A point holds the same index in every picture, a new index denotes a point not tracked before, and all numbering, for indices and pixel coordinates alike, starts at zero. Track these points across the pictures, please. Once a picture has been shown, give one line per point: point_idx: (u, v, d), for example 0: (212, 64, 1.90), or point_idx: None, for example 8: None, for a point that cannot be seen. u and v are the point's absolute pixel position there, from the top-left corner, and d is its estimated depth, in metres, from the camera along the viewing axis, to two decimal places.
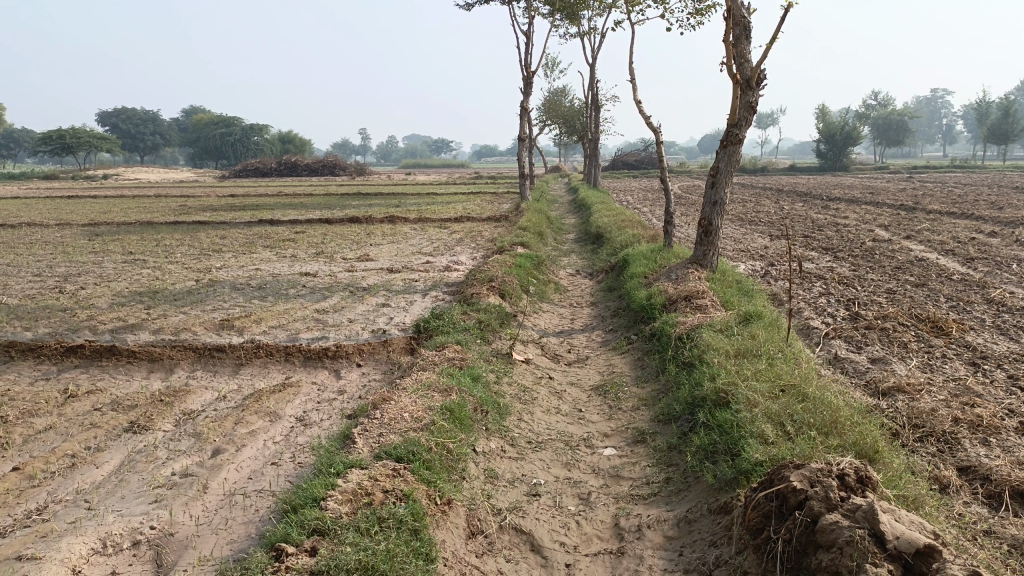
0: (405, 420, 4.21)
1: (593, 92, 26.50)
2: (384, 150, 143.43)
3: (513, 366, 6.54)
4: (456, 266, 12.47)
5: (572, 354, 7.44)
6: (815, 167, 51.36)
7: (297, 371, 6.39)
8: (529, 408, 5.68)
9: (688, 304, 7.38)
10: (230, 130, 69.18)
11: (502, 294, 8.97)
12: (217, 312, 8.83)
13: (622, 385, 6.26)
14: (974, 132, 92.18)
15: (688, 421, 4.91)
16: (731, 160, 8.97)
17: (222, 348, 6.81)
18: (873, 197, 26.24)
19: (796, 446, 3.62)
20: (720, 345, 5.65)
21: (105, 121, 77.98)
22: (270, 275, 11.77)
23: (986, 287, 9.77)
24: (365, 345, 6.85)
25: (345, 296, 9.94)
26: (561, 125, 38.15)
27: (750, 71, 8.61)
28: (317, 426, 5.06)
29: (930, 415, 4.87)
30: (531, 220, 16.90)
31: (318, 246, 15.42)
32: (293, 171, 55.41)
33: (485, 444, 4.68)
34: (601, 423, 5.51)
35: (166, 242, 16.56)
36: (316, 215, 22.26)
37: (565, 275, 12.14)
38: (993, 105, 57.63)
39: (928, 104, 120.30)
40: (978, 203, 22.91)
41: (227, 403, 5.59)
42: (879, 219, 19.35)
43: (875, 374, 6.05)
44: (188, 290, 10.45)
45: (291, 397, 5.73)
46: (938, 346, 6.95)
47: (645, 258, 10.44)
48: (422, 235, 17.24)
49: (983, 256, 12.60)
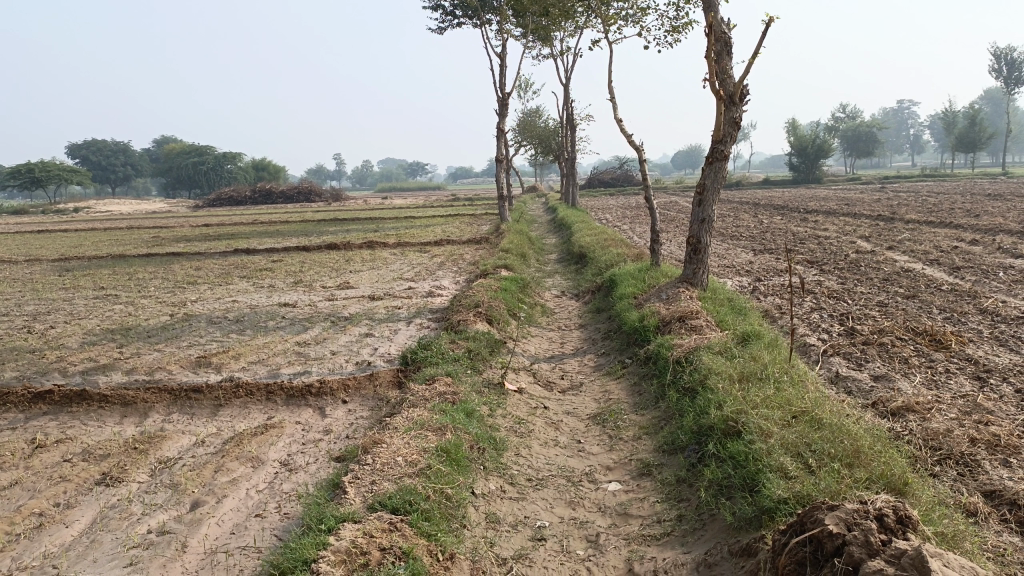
0: (399, 465, 3.92)
1: (569, 111, 26.49)
2: (359, 175, 143.10)
3: (506, 397, 6.28)
4: (439, 291, 12.21)
5: (565, 380, 7.19)
6: (789, 180, 51.82)
7: (280, 410, 6.08)
8: (525, 442, 5.42)
9: (682, 325, 7.17)
10: (203, 159, 68.60)
11: (490, 320, 8.71)
12: (193, 349, 8.49)
13: (621, 413, 6.01)
14: (941, 142, 93.71)
15: (696, 451, 4.67)
16: (718, 176, 8.81)
17: (199, 388, 6.47)
18: (850, 208, 26.39)
19: (821, 482, 3.39)
20: (723, 369, 5.44)
21: (75, 153, 77.05)
22: (248, 307, 11.43)
23: (976, 297, 9.67)
24: (351, 380, 6.56)
25: (327, 327, 9.63)
26: (536, 146, 38.15)
27: (734, 87, 8.49)
28: (303, 471, 4.76)
29: (945, 435, 4.67)
30: (513, 242, 16.71)
31: (296, 275, 15.10)
32: (268, 198, 54.94)
33: (484, 486, 4.40)
34: (603, 455, 5.26)
35: (139, 276, 16.14)
36: (293, 243, 21.89)
37: (551, 297, 11.93)
38: (960, 115, 58.62)
39: (896, 115, 122.35)
40: (954, 211, 23.09)
41: (206, 449, 5.26)
42: (859, 230, 19.39)
43: (881, 392, 5.86)
44: (162, 326, 10.08)
45: (274, 439, 5.42)
46: (939, 361, 6.79)
47: (633, 278, 10.25)
48: (402, 260, 16.96)
49: (968, 265, 12.57)
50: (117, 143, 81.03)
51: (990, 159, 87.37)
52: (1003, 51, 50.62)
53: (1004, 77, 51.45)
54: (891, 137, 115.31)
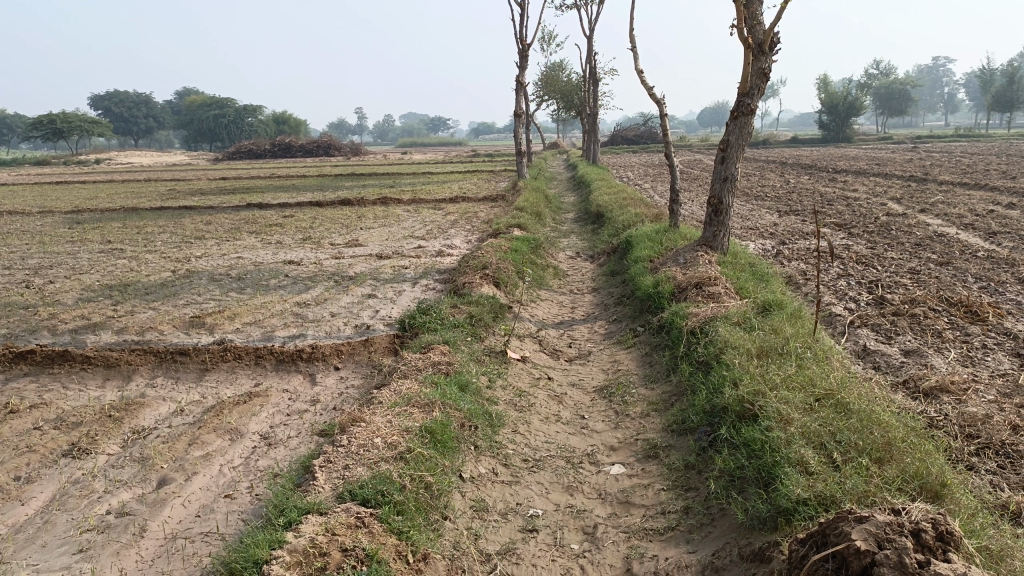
0: (376, 448, 3.56)
1: (591, 65, 25.62)
2: (381, 130, 141.80)
3: (508, 368, 5.90)
4: (449, 250, 11.81)
5: (573, 349, 6.79)
6: (817, 139, 50.43)
7: (268, 377, 5.75)
8: (525, 417, 5.05)
9: (699, 292, 6.71)
10: (223, 112, 68.16)
11: (497, 283, 8.30)
12: (188, 308, 8.18)
13: (629, 387, 5.62)
14: (975, 101, 90.81)
15: (707, 434, 4.27)
16: (743, 133, 8.24)
17: (186, 351, 6.15)
18: (880, 168, 25.45)
19: (847, 482, 2.99)
20: (741, 343, 5.00)
21: (97, 105, 76.82)
22: (252, 263, 11.10)
23: (1015, 265, 9.09)
24: (344, 345, 6.21)
25: (329, 286, 9.28)
26: (557, 101, 37.30)
27: (762, 35, 7.87)
28: (282, 446, 4.44)
29: (984, 422, 4.20)
30: (528, 199, 16.22)
31: (306, 231, 14.75)
32: (288, 152, 54.55)
33: (473, 468, 4.04)
34: (607, 434, 4.88)
35: (148, 229, 15.85)
36: (307, 198, 21.50)
37: (565, 258, 11.49)
38: (997, 73, 56.40)
39: (931, 73, 118.49)
40: (990, 172, 22.17)
41: (184, 419, 4.96)
42: (889, 191, 18.62)
43: (912, 370, 5.40)
44: (162, 283, 9.78)
45: (257, 409, 5.09)
46: (975, 335, 6.29)
47: (650, 240, 9.75)
48: (415, 217, 16.54)
49: (1005, 230, 11.90)
50: (138, 95, 80.73)
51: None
52: None
53: None
54: (924, 96, 112.14)
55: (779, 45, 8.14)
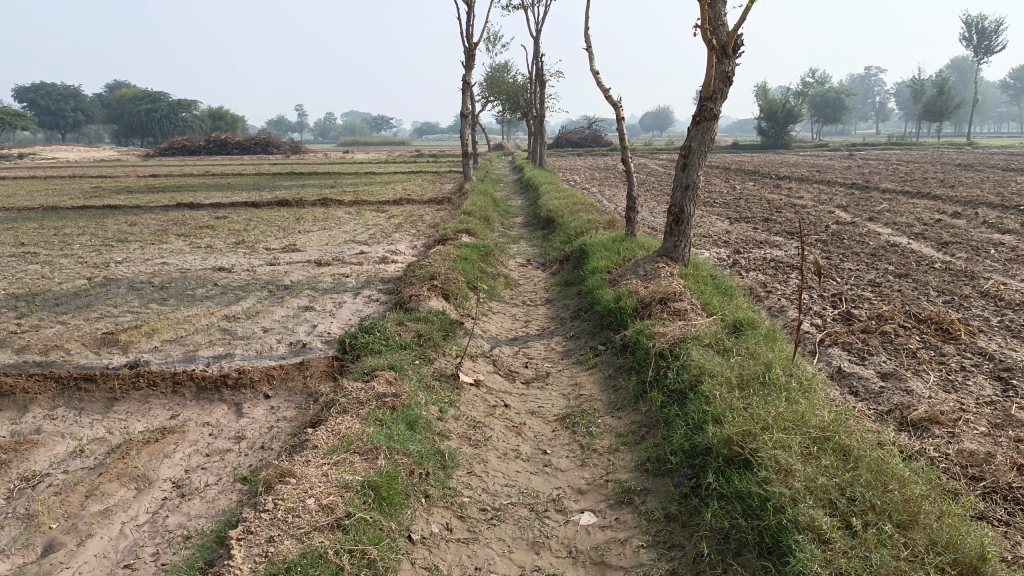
0: (308, 513, 2.96)
1: (538, 66, 25.22)
2: (321, 127, 139.27)
3: (460, 395, 5.34)
4: (393, 257, 11.18)
5: (530, 370, 6.27)
6: (757, 145, 51.14)
7: (188, 408, 5.06)
8: (481, 455, 4.48)
9: (664, 308, 6.26)
10: (155, 106, 65.58)
11: (446, 295, 7.73)
12: (103, 322, 7.38)
13: (594, 415, 5.11)
14: (906, 110, 93.85)
15: (689, 478, 3.78)
16: (704, 139, 7.85)
17: (92, 377, 5.41)
18: (822, 175, 25.68)
19: (874, 560, 2.56)
20: (719, 372, 4.55)
21: (22, 97, 73.08)
22: (178, 270, 10.25)
23: (974, 278, 8.91)
24: (277, 368, 5.55)
25: (263, 297, 8.55)
26: (503, 102, 36.73)
27: (727, 36, 7.49)
28: (199, 500, 3.79)
29: (987, 461, 3.78)
30: (476, 203, 15.67)
31: (239, 234, 13.88)
32: (223, 148, 52.63)
33: (424, 525, 3.46)
34: (573, 473, 4.35)
35: (67, 231, 14.73)
36: (242, 198, 20.46)
37: (515, 266, 10.98)
38: (928, 84, 58.20)
39: (864, 83, 122.39)
40: (929, 181, 22.52)
41: (83, 463, 4.26)
42: (835, 198, 18.69)
43: (895, 398, 5.02)
44: (75, 292, 8.89)
45: (171, 449, 4.41)
46: (951, 356, 5.99)
47: (606, 249, 9.30)
48: (356, 220, 15.83)
49: (956, 240, 11.85)
50: (67, 88, 77.29)
51: (952, 130, 87.92)
52: (974, 18, 50.18)
53: (972, 46, 51.15)
54: (856, 105, 115.86)
55: (742, 48, 7.79)
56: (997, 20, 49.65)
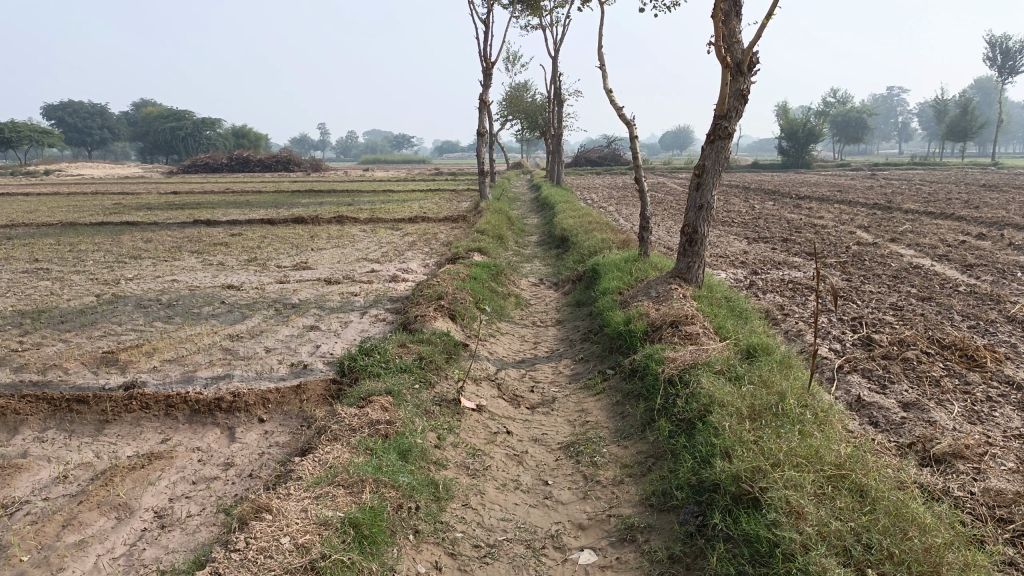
0: (281, 554, 2.80)
1: (556, 85, 25.20)
2: (343, 145, 140.59)
3: (460, 420, 5.15)
4: (404, 276, 11.05)
5: (535, 395, 6.06)
6: (777, 164, 50.80)
7: (179, 432, 4.91)
8: (478, 486, 4.28)
9: (675, 332, 6.05)
10: (180, 124, 66.44)
11: (452, 315, 7.56)
12: (105, 341, 7.28)
13: (599, 444, 4.90)
14: (929, 131, 93.07)
15: (695, 516, 3.55)
16: (719, 157, 7.65)
17: (84, 398, 5.28)
18: (843, 195, 25.33)
19: None
20: (729, 401, 4.32)
21: (51, 116, 74.35)
22: (187, 288, 10.19)
23: (1001, 302, 8.60)
24: (273, 391, 5.40)
25: (269, 316, 8.44)
26: (522, 121, 36.79)
27: (741, 53, 7.28)
28: (178, 532, 3.62)
29: (1017, 502, 3.52)
30: (490, 221, 15.55)
31: (252, 251, 13.84)
32: (245, 166, 53.12)
33: (410, 565, 3.26)
34: (574, 507, 4.13)
35: (82, 247, 14.77)
36: (259, 215, 20.50)
37: (527, 286, 10.81)
38: (952, 104, 57.62)
39: (886, 103, 121.66)
40: (952, 201, 22.12)
41: (65, 490, 4.11)
42: (856, 219, 18.36)
43: (917, 430, 4.76)
44: (82, 310, 8.83)
45: (156, 476, 4.26)
46: (977, 385, 5.71)
47: (618, 270, 9.10)
48: (370, 238, 15.77)
49: (981, 262, 11.52)
50: (95, 106, 78.64)
51: (977, 150, 86.97)
52: (999, 38, 49.71)
53: (996, 66, 50.63)
54: (879, 124, 115.17)
55: (757, 65, 7.60)
56: (1022, 39, 49.14)
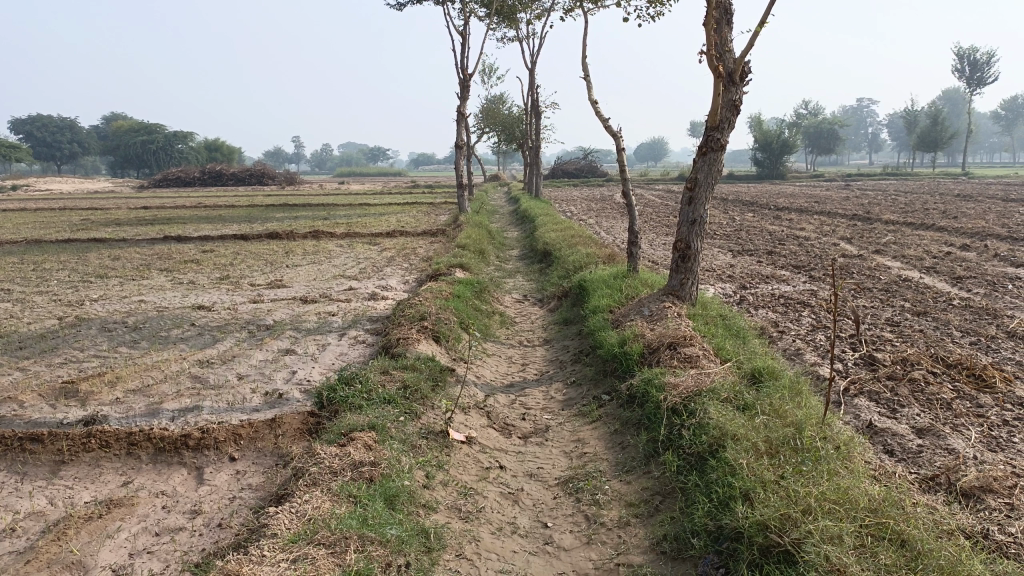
0: None
1: (533, 97, 24.99)
2: (317, 158, 139.96)
3: (449, 455, 4.78)
4: (384, 293, 10.66)
5: (527, 422, 5.70)
6: (752, 175, 50.98)
7: (143, 475, 4.48)
8: (471, 532, 3.90)
9: (674, 354, 5.73)
10: (151, 138, 65.43)
11: (436, 337, 7.18)
12: (64, 369, 6.81)
13: (600, 480, 4.54)
14: (899, 141, 94.36)
15: (716, 568, 3.23)
16: (712, 170, 7.38)
17: (38, 436, 4.83)
18: (821, 205, 25.31)
19: None
20: (742, 435, 4.01)
21: (19, 129, 72.81)
22: (154, 309, 9.70)
23: (998, 316, 8.40)
24: (246, 425, 4.99)
25: (241, 338, 8.00)
26: (498, 133, 36.54)
27: (734, 63, 7.02)
28: None
29: None
30: (471, 235, 15.22)
31: (225, 269, 13.35)
32: (218, 179, 52.26)
33: None
34: (578, 554, 3.77)
35: (45, 266, 14.16)
36: (232, 231, 19.95)
37: (511, 303, 10.46)
38: (922, 115, 58.26)
39: (857, 114, 123.17)
40: (930, 211, 22.15)
41: (10, 546, 3.67)
42: (837, 230, 18.26)
43: (938, 460, 4.45)
44: (41, 334, 8.33)
45: (115, 527, 3.84)
46: (990, 407, 5.45)
47: (607, 286, 8.78)
48: (347, 253, 15.34)
49: (971, 274, 11.36)
50: (64, 120, 77.23)
51: (947, 160, 88.32)
52: (967, 50, 50.37)
53: (965, 77, 51.28)
54: (850, 135, 116.53)
55: (749, 75, 7.35)
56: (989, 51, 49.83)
